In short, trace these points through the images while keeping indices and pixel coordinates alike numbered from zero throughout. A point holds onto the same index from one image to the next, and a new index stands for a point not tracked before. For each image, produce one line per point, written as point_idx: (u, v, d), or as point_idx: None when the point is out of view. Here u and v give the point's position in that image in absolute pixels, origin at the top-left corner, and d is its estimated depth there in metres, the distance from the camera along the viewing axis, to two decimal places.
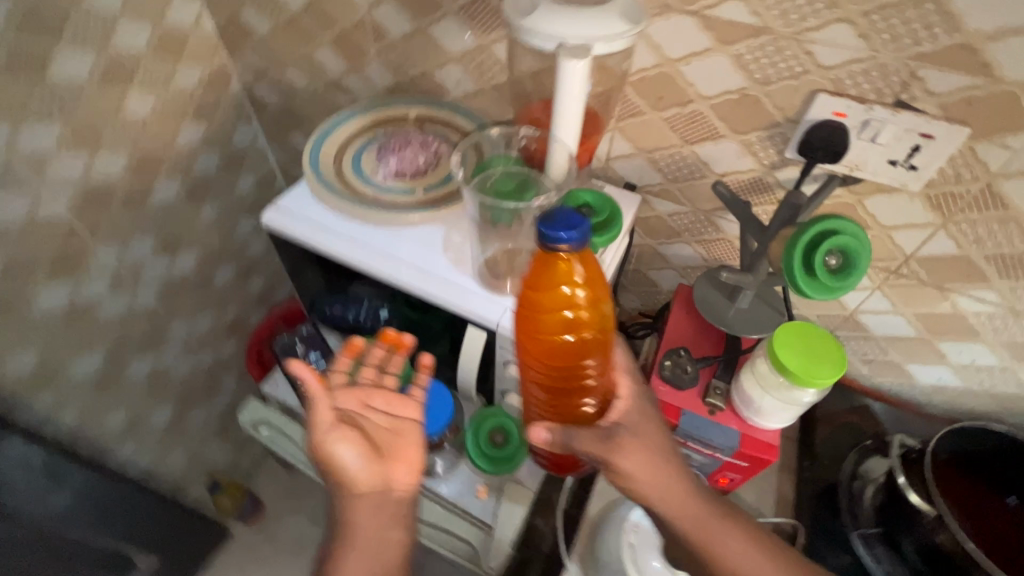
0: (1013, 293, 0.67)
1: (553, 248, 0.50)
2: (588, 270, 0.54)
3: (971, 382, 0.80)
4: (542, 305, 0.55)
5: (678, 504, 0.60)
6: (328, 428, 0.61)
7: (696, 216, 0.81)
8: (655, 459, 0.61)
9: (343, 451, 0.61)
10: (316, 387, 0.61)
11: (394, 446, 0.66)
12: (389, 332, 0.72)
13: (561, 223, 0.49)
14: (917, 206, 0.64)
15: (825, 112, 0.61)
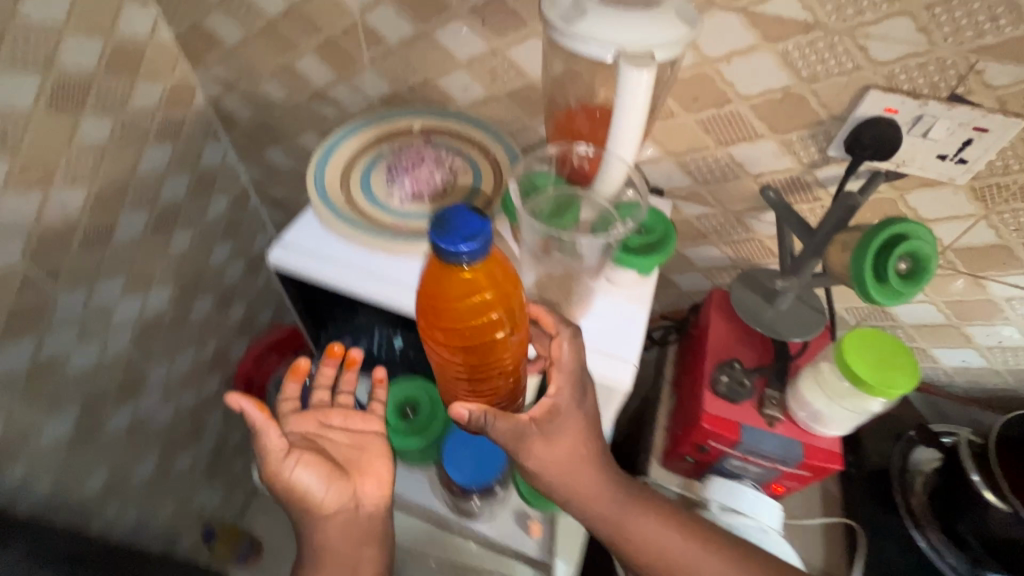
0: None
1: (450, 261, 0.44)
2: (492, 272, 0.48)
3: (996, 363, 0.81)
4: (446, 312, 0.49)
5: (590, 496, 0.57)
6: (283, 456, 0.55)
7: (726, 217, 0.78)
8: (577, 456, 0.56)
9: (303, 475, 0.56)
10: (262, 418, 0.54)
11: (354, 464, 0.61)
12: (336, 348, 0.65)
13: (452, 232, 0.43)
14: (962, 198, 0.63)
15: (877, 109, 0.58)
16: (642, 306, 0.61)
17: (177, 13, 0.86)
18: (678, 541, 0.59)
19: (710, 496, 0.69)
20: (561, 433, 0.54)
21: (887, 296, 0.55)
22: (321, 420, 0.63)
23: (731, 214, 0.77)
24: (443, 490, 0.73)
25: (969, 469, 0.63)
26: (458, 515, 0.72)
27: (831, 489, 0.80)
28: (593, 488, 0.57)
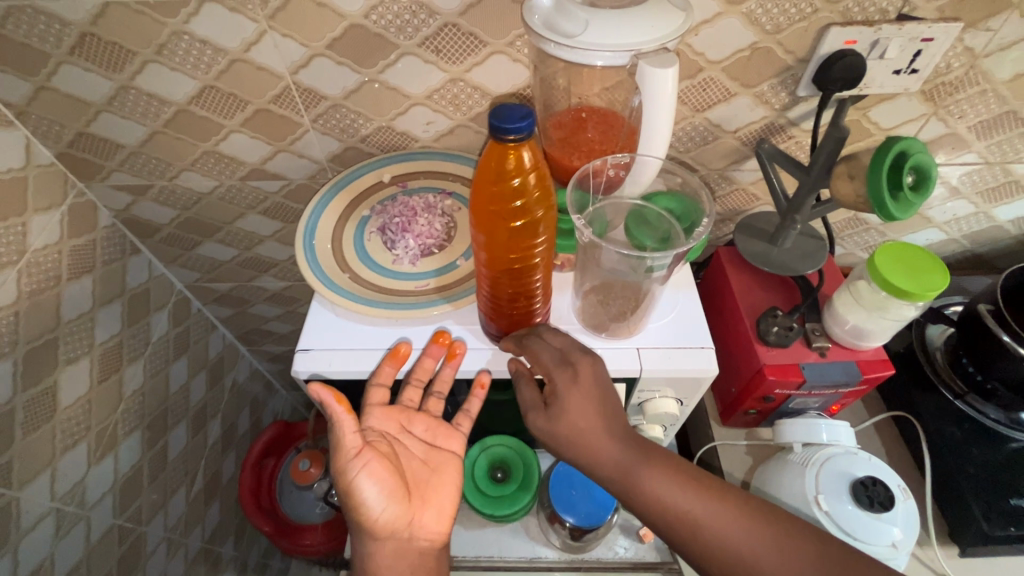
0: (988, 149, 0.77)
1: (499, 141, 0.42)
2: (540, 170, 0.46)
3: (953, 232, 0.92)
4: (487, 205, 0.47)
5: (605, 464, 0.53)
6: (353, 456, 0.56)
7: (709, 176, 0.80)
8: (586, 426, 0.53)
9: (367, 484, 0.55)
10: (338, 410, 0.55)
11: (420, 483, 0.60)
12: (444, 334, 0.59)
13: (503, 111, 0.42)
14: (914, 103, 0.70)
15: (839, 44, 0.62)
16: (692, 292, 0.62)
17: (53, 128, 0.71)
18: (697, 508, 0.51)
19: (791, 439, 0.70)
20: (579, 386, 0.54)
21: (899, 205, 0.58)
22: (405, 425, 0.62)
23: (715, 173, 0.79)
24: (546, 535, 0.69)
25: (1000, 334, 0.67)
26: (569, 552, 0.69)
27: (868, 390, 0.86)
28: (601, 453, 0.53)
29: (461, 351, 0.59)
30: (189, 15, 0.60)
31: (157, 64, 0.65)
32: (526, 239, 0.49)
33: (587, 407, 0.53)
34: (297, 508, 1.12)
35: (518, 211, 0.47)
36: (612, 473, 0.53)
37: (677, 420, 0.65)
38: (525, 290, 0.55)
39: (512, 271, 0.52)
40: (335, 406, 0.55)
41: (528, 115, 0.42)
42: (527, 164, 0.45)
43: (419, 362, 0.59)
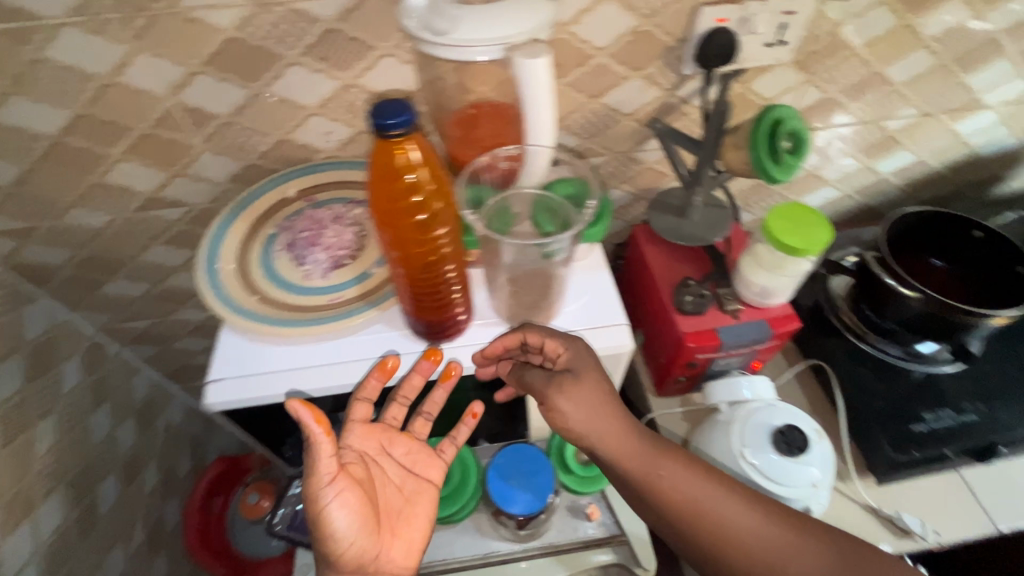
0: (862, 109, 0.83)
1: (384, 139, 0.40)
2: (433, 165, 0.44)
3: (845, 189, 0.99)
4: (382, 206, 0.44)
5: (626, 460, 0.56)
6: (325, 483, 0.54)
7: (617, 159, 0.82)
8: (614, 432, 0.56)
9: (338, 512, 0.54)
10: (319, 437, 0.52)
11: (391, 511, 0.61)
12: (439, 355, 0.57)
13: (382, 108, 0.39)
14: (789, 72, 0.75)
15: (711, 22, 0.65)
16: (604, 272, 0.64)
17: None
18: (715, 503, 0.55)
19: (717, 400, 0.74)
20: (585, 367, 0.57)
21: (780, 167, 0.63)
22: (385, 445, 0.64)
23: (622, 155, 0.81)
24: (495, 527, 0.70)
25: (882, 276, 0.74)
26: (520, 542, 0.70)
27: (788, 343, 0.92)
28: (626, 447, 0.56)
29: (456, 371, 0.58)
30: (46, 42, 0.56)
31: (18, 97, 0.60)
32: (430, 237, 0.47)
33: (600, 408, 0.56)
34: (252, 545, 1.07)
35: (419, 206, 0.45)
36: (633, 471, 0.56)
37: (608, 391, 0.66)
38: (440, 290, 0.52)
39: (423, 270, 0.50)
40: (314, 427, 0.52)
41: (404, 106, 0.39)
42: (418, 160, 0.42)
43: (409, 380, 0.58)
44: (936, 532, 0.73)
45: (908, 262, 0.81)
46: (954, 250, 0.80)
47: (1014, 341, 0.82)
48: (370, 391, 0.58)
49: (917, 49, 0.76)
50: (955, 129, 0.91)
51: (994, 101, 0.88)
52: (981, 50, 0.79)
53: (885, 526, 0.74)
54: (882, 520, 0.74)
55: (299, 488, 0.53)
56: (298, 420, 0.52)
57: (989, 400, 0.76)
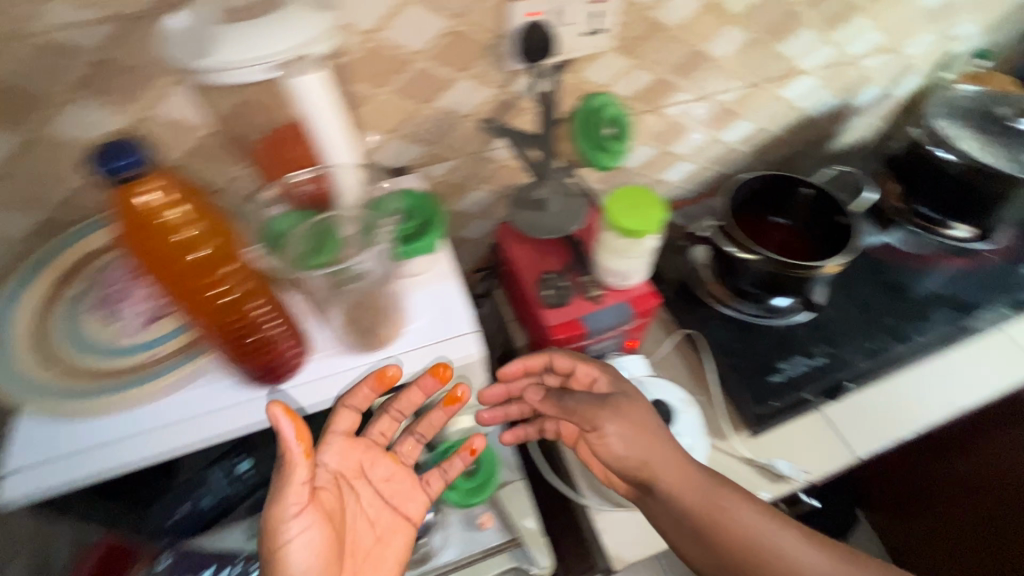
0: (694, 85, 0.87)
1: (114, 181, 0.38)
2: (192, 203, 0.42)
3: (700, 161, 1.04)
4: (145, 254, 0.42)
5: (693, 501, 0.67)
6: (291, 516, 0.51)
7: (469, 160, 0.81)
8: (676, 468, 0.67)
9: (299, 546, 0.52)
10: (300, 461, 0.50)
11: (358, 548, 0.61)
12: (444, 370, 0.57)
13: (105, 148, 0.37)
14: (617, 58, 0.77)
15: (523, 18, 0.65)
16: (452, 281, 0.61)
17: None
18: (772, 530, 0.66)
19: None
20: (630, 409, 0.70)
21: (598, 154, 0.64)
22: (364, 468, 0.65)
23: (472, 156, 0.80)
24: None
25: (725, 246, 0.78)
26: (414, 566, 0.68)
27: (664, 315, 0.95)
28: (695, 489, 0.67)
29: (464, 394, 0.63)
30: None
31: None
32: (213, 280, 0.45)
33: (647, 432, 0.69)
34: None
35: (186, 248, 0.43)
36: (702, 511, 0.66)
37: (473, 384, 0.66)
38: (256, 339, 0.49)
39: (221, 318, 0.47)
40: (294, 447, 0.49)
41: (127, 146, 0.37)
42: (165, 196, 0.40)
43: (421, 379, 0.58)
44: (807, 472, 0.78)
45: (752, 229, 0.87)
46: (790, 209, 0.86)
47: (852, 283, 0.90)
48: (360, 398, 0.55)
49: (729, 27, 0.81)
50: (782, 95, 0.98)
51: (809, 66, 0.95)
52: (787, 21, 0.84)
53: (762, 475, 0.78)
54: (758, 468, 0.79)
55: (260, 517, 0.50)
56: (276, 432, 0.48)
57: (831, 340, 0.84)
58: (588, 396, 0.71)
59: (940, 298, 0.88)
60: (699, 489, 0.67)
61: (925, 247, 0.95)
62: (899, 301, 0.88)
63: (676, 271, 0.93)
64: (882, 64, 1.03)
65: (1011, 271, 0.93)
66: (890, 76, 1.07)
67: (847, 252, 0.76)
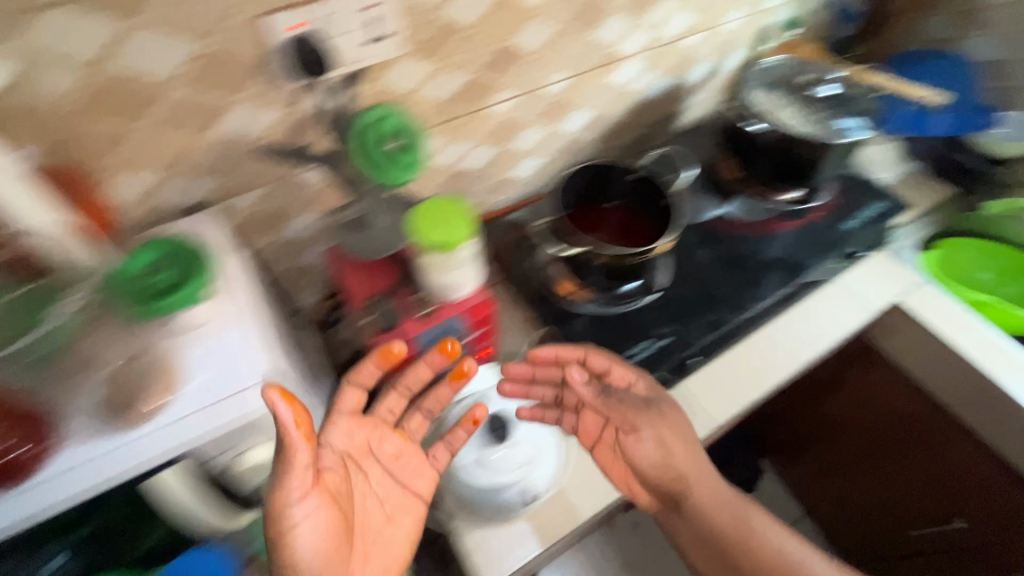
0: (514, 81, 0.86)
1: None
2: None
3: (546, 154, 1.04)
4: None
5: (721, 516, 0.80)
6: (295, 500, 0.56)
7: (279, 188, 0.74)
8: (707, 490, 0.81)
9: (302, 528, 0.56)
10: (300, 448, 0.53)
11: (366, 525, 0.68)
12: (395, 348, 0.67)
13: None
14: (416, 63, 0.73)
15: (284, 33, 0.60)
16: (241, 329, 0.56)
17: None
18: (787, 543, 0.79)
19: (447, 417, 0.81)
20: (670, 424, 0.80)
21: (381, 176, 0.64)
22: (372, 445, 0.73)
23: (281, 183, 0.74)
24: None
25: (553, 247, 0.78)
26: None
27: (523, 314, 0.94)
28: (722, 509, 0.81)
29: (471, 369, 0.75)
30: None
31: None
32: None
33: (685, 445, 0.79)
34: None
35: None
36: (730, 526, 0.80)
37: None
38: None
39: None
40: (291, 434, 0.51)
41: None
42: None
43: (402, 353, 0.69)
44: None
45: (589, 219, 0.87)
46: (620, 192, 0.86)
47: (694, 257, 0.93)
48: (365, 374, 0.71)
49: (532, 20, 0.79)
50: (611, 82, 0.99)
51: (630, 52, 0.96)
52: (592, 10, 0.84)
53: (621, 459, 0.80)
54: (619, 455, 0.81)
55: (266, 503, 0.55)
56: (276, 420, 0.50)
57: (673, 320, 0.86)
58: (637, 398, 0.79)
59: (773, 263, 0.93)
60: (721, 507, 0.81)
61: (761, 214, 0.98)
62: (734, 271, 0.92)
63: (526, 273, 0.91)
64: (703, 42, 1.06)
65: (835, 228, 0.99)
66: (714, 52, 1.11)
67: (671, 232, 0.77)
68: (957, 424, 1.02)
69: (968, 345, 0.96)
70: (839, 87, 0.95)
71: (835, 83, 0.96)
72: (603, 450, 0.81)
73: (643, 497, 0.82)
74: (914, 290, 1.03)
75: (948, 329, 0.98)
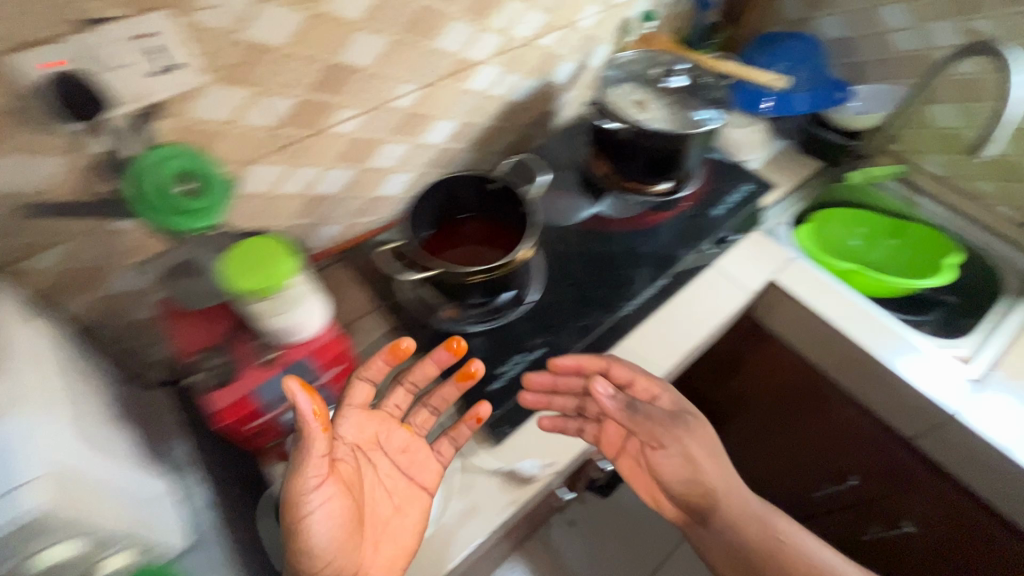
0: (353, 98, 0.81)
1: None
2: None
3: (414, 169, 1.00)
4: None
5: (751, 527, 0.84)
6: (312, 487, 0.58)
7: (87, 244, 0.66)
8: (736, 504, 0.85)
9: (317, 515, 0.59)
10: (316, 436, 0.57)
11: (377, 518, 0.69)
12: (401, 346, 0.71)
13: None
14: (226, 91, 0.67)
15: (33, 71, 0.52)
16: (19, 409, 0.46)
17: None
18: (819, 553, 0.82)
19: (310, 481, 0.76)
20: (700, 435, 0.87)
21: (169, 234, 0.63)
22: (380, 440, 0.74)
23: (85, 238, 0.65)
24: None
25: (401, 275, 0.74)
26: None
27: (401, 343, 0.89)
28: (751, 523, 0.84)
29: (477, 370, 0.76)
30: None
31: None
32: None
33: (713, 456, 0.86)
34: None
35: None
36: (763, 538, 0.83)
37: (98, 527, 0.47)
38: None
39: None
40: (309, 423, 0.56)
41: None
42: None
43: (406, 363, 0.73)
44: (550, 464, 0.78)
45: (449, 235, 0.84)
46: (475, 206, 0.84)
47: (568, 261, 0.92)
48: (374, 370, 0.72)
49: (357, 34, 0.74)
50: (469, 89, 0.96)
51: (482, 56, 0.93)
52: (427, 17, 0.80)
53: (511, 483, 0.77)
54: (504, 476, 0.77)
55: (282, 492, 0.57)
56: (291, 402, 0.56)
57: (548, 328, 0.85)
58: (661, 412, 0.85)
59: (646, 258, 0.93)
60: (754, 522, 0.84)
61: (635, 207, 1.00)
62: (608, 271, 0.91)
63: (400, 305, 0.87)
64: (561, 40, 1.05)
65: (705, 215, 1.01)
66: (576, 49, 1.10)
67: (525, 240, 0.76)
68: (840, 389, 1.07)
69: (838, 313, 1.00)
70: (685, 79, 0.98)
71: (681, 77, 0.99)
72: (627, 463, 0.90)
73: (671, 509, 0.89)
74: (787, 266, 1.06)
75: (819, 302, 1.01)
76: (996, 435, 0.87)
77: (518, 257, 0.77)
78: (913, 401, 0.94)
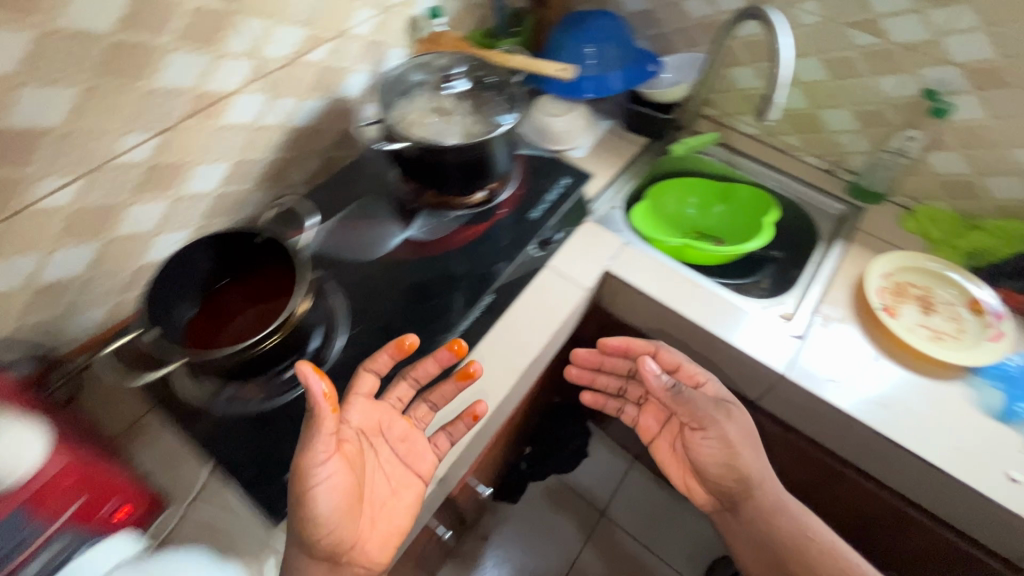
0: (50, 165, 0.65)
1: None
2: None
3: (186, 227, 0.86)
4: None
5: (781, 523, 0.87)
6: (322, 462, 0.56)
7: None
8: (769, 495, 0.89)
9: (323, 491, 0.56)
10: (329, 414, 0.55)
11: (376, 499, 0.66)
12: (407, 341, 0.69)
13: None
14: None
15: None
16: None
17: None
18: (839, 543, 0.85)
19: None
20: (733, 420, 0.90)
21: None
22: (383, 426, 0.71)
23: None
24: None
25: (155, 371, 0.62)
26: None
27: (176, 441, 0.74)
28: (783, 518, 0.87)
29: (477, 370, 0.75)
30: None
31: None
32: None
33: (747, 445, 0.89)
34: None
35: None
36: (793, 543, 0.86)
37: None
38: None
39: None
40: (319, 405, 0.54)
41: None
42: None
43: (439, 359, 0.75)
44: None
45: (224, 311, 0.74)
46: (240, 269, 0.76)
47: (374, 301, 0.84)
48: (380, 362, 0.71)
49: (21, 89, 0.59)
50: (231, 124, 0.83)
51: (233, 86, 0.80)
52: (128, 55, 0.66)
53: None
54: None
55: (291, 464, 0.55)
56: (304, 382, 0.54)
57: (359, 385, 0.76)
58: (706, 397, 0.91)
59: (460, 280, 0.87)
60: (782, 518, 0.87)
61: (450, 225, 0.94)
62: (423, 304, 0.84)
63: (182, 403, 0.75)
64: (337, 51, 0.94)
65: (524, 220, 0.97)
66: (362, 58, 0.99)
67: (300, 288, 0.69)
68: None
69: (671, 293, 1.00)
70: (467, 82, 0.94)
71: (462, 80, 0.94)
72: (664, 447, 1.01)
73: (700, 495, 0.96)
74: (620, 252, 1.04)
75: (651, 287, 1.01)
76: (819, 385, 0.91)
77: (296, 310, 0.69)
78: (748, 366, 0.97)
